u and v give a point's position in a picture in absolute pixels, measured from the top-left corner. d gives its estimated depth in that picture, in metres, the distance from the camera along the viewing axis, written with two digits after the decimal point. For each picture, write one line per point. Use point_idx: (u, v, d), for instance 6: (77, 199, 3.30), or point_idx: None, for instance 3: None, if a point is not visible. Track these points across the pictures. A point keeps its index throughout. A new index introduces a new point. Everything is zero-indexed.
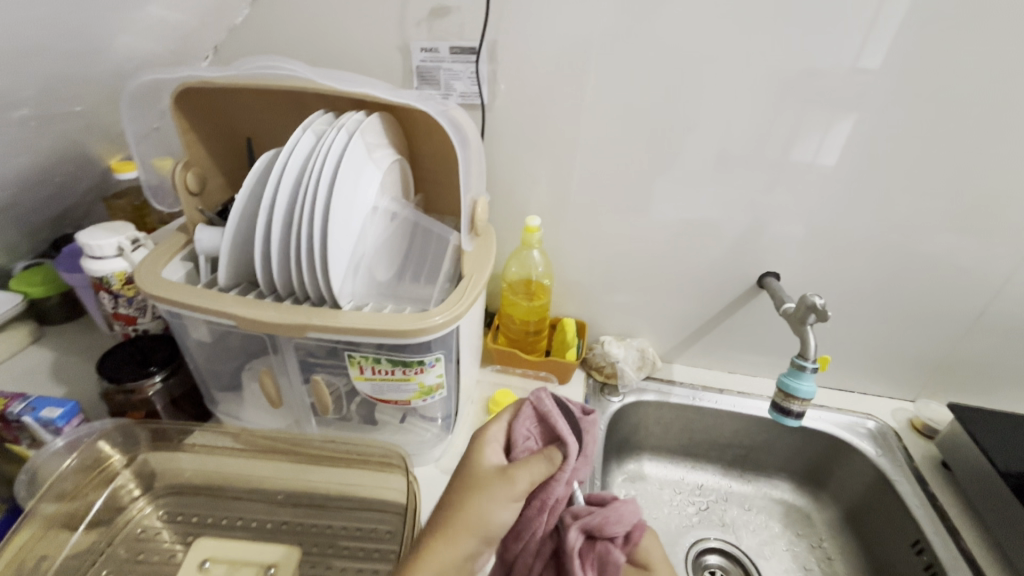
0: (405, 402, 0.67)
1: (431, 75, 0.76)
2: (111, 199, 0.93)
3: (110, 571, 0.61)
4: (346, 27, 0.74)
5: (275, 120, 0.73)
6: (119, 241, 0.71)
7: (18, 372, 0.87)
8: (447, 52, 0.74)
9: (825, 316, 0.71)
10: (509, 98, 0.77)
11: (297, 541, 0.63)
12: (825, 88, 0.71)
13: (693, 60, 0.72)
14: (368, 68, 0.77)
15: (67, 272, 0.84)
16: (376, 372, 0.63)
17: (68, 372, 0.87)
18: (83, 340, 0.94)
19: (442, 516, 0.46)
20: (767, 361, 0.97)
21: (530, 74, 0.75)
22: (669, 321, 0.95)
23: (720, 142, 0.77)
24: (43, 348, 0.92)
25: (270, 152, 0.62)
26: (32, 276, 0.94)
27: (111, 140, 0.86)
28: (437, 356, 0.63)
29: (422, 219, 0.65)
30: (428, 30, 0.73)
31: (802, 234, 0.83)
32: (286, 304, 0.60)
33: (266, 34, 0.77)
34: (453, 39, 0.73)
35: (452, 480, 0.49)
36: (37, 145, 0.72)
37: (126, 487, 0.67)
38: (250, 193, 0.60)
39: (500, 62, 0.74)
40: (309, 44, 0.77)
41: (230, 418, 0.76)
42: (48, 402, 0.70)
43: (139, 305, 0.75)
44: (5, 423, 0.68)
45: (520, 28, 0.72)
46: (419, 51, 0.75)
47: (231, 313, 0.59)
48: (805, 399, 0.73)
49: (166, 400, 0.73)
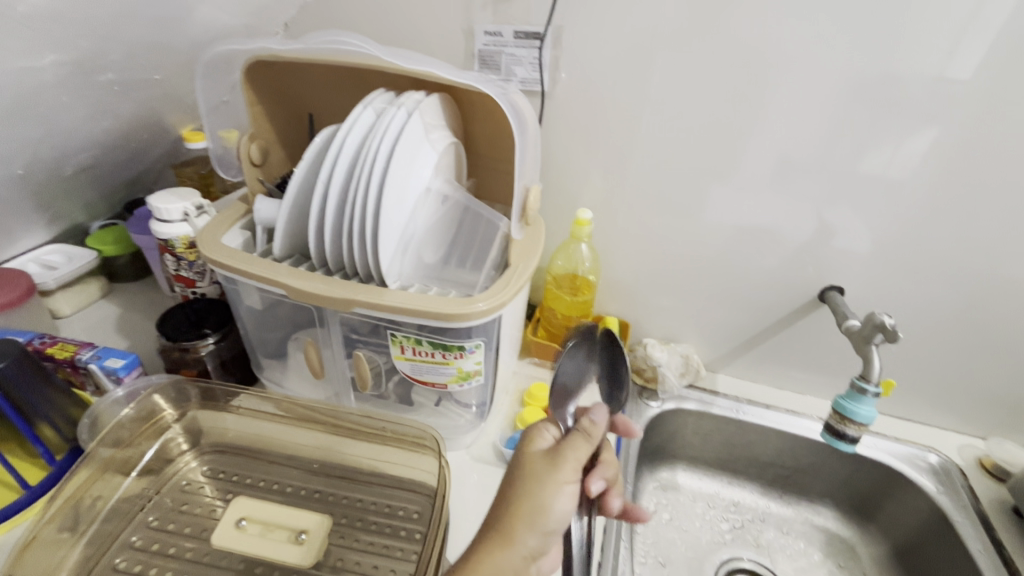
0: (442, 386, 0.66)
1: (493, 59, 0.75)
2: (180, 167, 0.98)
3: (156, 517, 0.63)
4: (413, 9, 0.74)
5: (337, 96, 0.74)
6: (184, 206, 0.74)
7: (88, 323, 0.93)
8: (511, 36, 0.73)
9: (894, 337, 0.66)
10: (570, 87, 0.75)
11: (327, 510, 0.64)
12: (915, 91, 0.65)
13: (767, 57, 0.67)
14: (429, 49, 0.77)
15: (137, 234, 0.89)
16: (416, 354, 0.63)
17: (131, 327, 0.93)
18: (148, 298, 1.00)
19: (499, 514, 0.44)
20: (821, 381, 0.91)
21: (595, 61, 0.73)
22: (717, 329, 0.91)
23: (795, 141, 0.72)
24: (111, 302, 0.99)
25: (330, 129, 0.62)
26: (106, 235, 1.00)
27: (184, 110, 0.90)
28: (478, 343, 0.62)
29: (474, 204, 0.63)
30: (493, 13, 0.72)
31: (872, 249, 0.77)
32: (335, 278, 0.61)
33: (334, 11, 0.78)
34: (518, 24, 0.72)
35: (508, 475, 0.47)
36: (118, 110, 0.76)
37: (175, 441, 0.70)
38: (308, 168, 0.61)
39: (563, 48, 0.72)
40: (377, 24, 0.77)
41: (274, 385, 0.79)
42: (112, 352, 0.76)
43: (199, 269, 0.79)
44: (74, 368, 0.74)
45: (587, 13, 0.70)
46: (483, 34, 0.73)
47: (283, 283, 0.60)
48: (862, 424, 0.68)
49: (216, 362, 0.76)
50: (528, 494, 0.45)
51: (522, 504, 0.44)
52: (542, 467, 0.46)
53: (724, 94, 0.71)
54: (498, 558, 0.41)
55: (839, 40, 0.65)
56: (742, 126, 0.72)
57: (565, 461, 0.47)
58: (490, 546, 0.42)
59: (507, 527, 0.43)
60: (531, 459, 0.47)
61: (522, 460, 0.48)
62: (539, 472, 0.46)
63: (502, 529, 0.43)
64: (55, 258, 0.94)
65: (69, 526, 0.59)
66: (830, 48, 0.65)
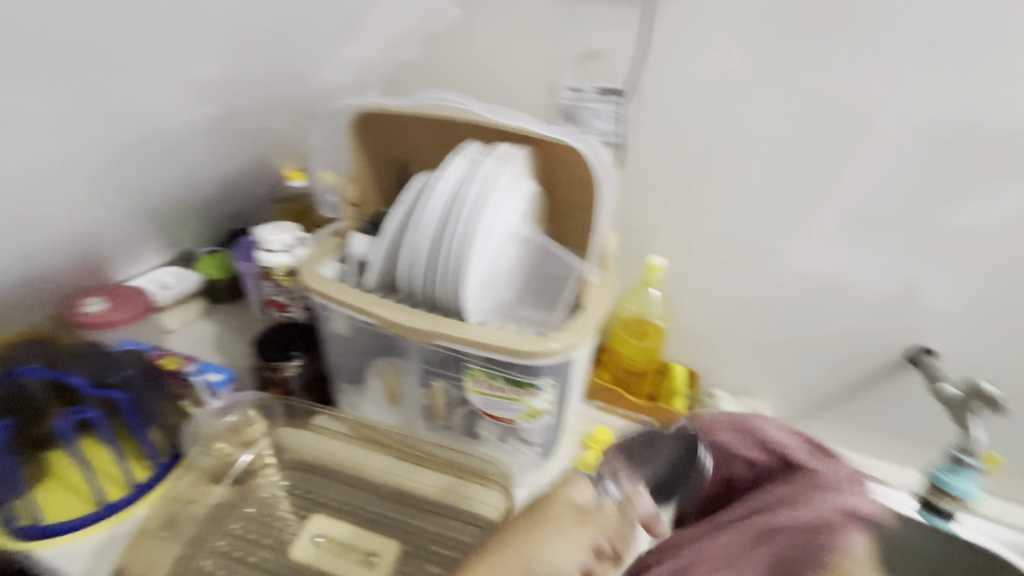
0: (511, 422, 0.68)
1: (573, 113, 0.79)
2: (280, 202, 1.08)
3: (239, 525, 0.68)
4: (503, 66, 0.81)
5: (427, 145, 0.78)
6: (287, 239, 0.83)
7: (189, 339, 1.03)
8: (592, 92, 0.77)
9: (996, 405, 0.62)
10: (647, 140, 0.78)
11: (393, 536, 0.67)
12: (1015, 153, 0.64)
13: (850, 115, 0.68)
14: (514, 104, 0.83)
15: (240, 261, 0.99)
16: (489, 388, 0.65)
17: (225, 345, 1.02)
18: (240, 319, 1.09)
19: (497, 548, 0.46)
20: (908, 449, 0.85)
21: (672, 116, 0.75)
22: (791, 385, 0.87)
23: (880, 198, 0.71)
24: (208, 321, 1.09)
25: (426, 174, 0.68)
26: (210, 260, 1.12)
27: (290, 153, 1.00)
28: (548, 381, 0.64)
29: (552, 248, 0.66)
30: (577, 71, 0.77)
31: (967, 311, 0.73)
32: (419, 311, 0.65)
33: (430, 70, 0.86)
34: (599, 81, 0.76)
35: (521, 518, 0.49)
36: (241, 153, 0.87)
37: (261, 455, 0.75)
38: (404, 208, 0.67)
39: (642, 104, 0.76)
40: (467, 80, 0.84)
41: (348, 408, 0.83)
42: (213, 367, 0.83)
43: (292, 295, 0.86)
44: (179, 379, 0.82)
45: (667, 73, 0.73)
46: (565, 90, 0.78)
47: (374, 313, 0.65)
48: (959, 499, 0.63)
49: (301, 383, 0.82)
50: (529, 540, 0.46)
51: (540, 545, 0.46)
52: (562, 519, 0.48)
53: (806, 150, 0.71)
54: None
55: (935, 101, 0.64)
56: (824, 181, 0.72)
57: (587, 522, 0.49)
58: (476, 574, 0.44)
59: (499, 563, 0.45)
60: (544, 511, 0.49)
61: (541, 503, 0.50)
62: (558, 524, 0.48)
63: (491, 556, 0.46)
64: (168, 278, 1.06)
65: (166, 524, 0.65)
66: (920, 107, 0.65)
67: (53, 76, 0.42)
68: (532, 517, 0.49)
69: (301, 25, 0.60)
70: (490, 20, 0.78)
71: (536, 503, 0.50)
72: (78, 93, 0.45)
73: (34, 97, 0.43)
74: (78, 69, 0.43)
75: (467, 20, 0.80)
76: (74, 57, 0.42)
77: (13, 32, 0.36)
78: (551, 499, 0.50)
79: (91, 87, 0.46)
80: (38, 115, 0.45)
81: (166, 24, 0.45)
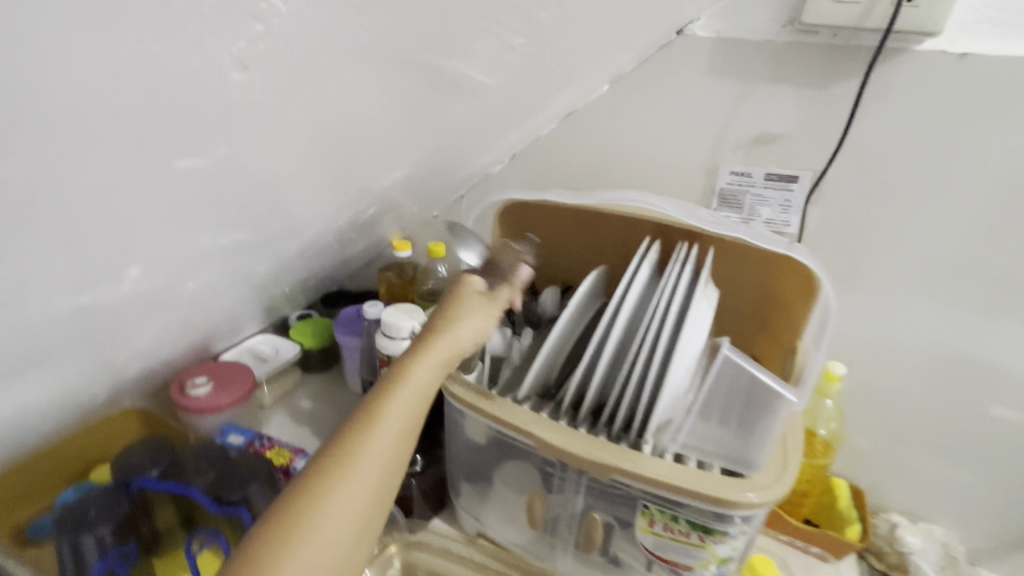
0: (688, 568, 0.57)
1: (735, 198, 0.71)
2: (382, 271, 1.03)
3: None
4: (654, 146, 0.73)
5: (574, 233, 0.71)
6: (412, 325, 0.76)
7: (285, 415, 0.97)
8: (761, 178, 0.69)
9: None
10: (825, 231, 0.68)
11: None
12: None
13: None
14: (664, 185, 0.75)
15: (344, 336, 0.93)
16: (667, 530, 0.56)
17: (323, 424, 0.95)
18: (335, 393, 1.03)
19: (297, 506, 0.36)
20: None
21: (860, 207, 0.66)
22: (988, 515, 0.74)
23: None
24: (303, 393, 1.03)
25: (596, 272, 0.65)
26: (305, 327, 1.06)
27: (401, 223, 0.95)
28: (743, 529, 0.54)
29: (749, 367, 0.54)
30: (744, 155, 0.69)
31: None
32: (588, 434, 0.57)
33: (567, 145, 0.79)
34: (771, 166, 0.68)
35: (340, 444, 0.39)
36: (366, 237, 0.82)
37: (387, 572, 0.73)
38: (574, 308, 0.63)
39: (824, 193, 0.67)
40: (609, 158, 0.77)
41: (469, 517, 0.74)
42: None
43: None
44: (287, 476, 0.76)
45: (860, 161, 0.64)
46: (729, 173, 0.70)
47: (535, 434, 0.57)
48: None
49: (420, 490, 0.75)
50: (328, 492, 0.37)
51: (340, 487, 0.37)
52: (375, 440, 0.39)
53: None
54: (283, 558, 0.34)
55: None
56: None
57: (381, 436, 0.39)
58: (288, 530, 0.35)
59: (291, 535, 0.35)
60: (447, 330, 0.46)
61: (366, 434, 0.39)
62: (342, 459, 0.38)
63: (317, 488, 0.37)
64: (265, 349, 1.01)
65: None
66: None
67: (248, 198, 0.36)
68: (317, 487, 0.37)
69: (484, 130, 0.54)
70: (644, 98, 0.71)
71: (345, 439, 0.39)
72: (265, 210, 0.40)
73: (223, 222, 0.37)
74: (275, 194, 0.38)
75: (616, 97, 0.73)
76: (277, 180, 0.36)
77: (228, 160, 0.31)
78: (376, 420, 0.40)
79: (278, 204, 0.40)
80: (225, 240, 0.40)
81: (370, 137, 0.39)
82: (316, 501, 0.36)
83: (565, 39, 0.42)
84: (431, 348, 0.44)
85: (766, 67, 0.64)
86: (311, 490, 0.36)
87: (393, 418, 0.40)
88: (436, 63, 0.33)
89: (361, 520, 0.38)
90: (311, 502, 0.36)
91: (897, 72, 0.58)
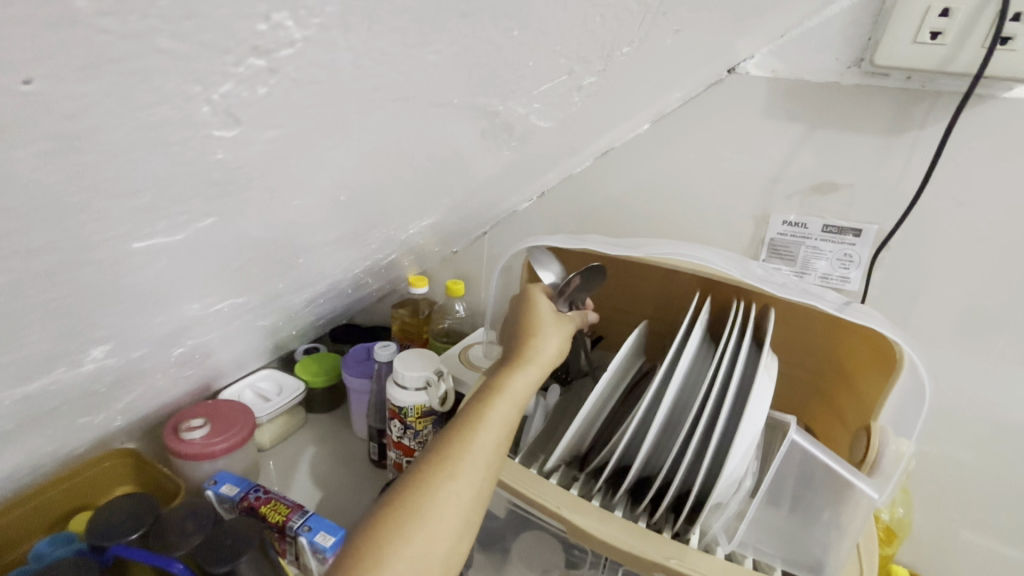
0: None
1: (788, 250, 0.64)
2: (396, 308, 0.97)
3: None
4: (698, 190, 0.67)
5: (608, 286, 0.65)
6: (427, 375, 0.70)
7: (285, 460, 0.91)
8: (818, 230, 0.62)
9: None
10: (890, 292, 0.61)
11: None
12: None
13: None
14: (708, 231, 0.69)
15: (351, 378, 0.86)
16: None
17: (325, 473, 0.88)
18: (339, 436, 0.96)
19: (402, 499, 0.37)
20: None
21: (934, 267, 0.59)
22: None
23: None
24: (305, 436, 0.96)
25: (636, 329, 0.58)
26: (311, 364, 1.00)
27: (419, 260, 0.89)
28: None
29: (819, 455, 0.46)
30: (800, 204, 0.63)
31: None
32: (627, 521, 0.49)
33: (601, 187, 0.74)
34: (830, 217, 0.61)
35: (440, 444, 0.40)
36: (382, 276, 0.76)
37: None
38: (612, 369, 0.56)
39: (891, 251, 0.60)
40: (647, 200, 0.71)
41: None
42: (322, 522, 0.69)
43: (422, 440, 0.72)
44: (283, 535, 0.69)
45: (935, 218, 0.57)
46: (782, 224, 0.64)
47: (567, 518, 0.49)
48: None
49: None
50: (431, 487, 0.38)
51: (441, 486, 0.38)
52: (475, 442, 0.40)
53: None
54: (381, 549, 0.35)
55: None
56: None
57: (477, 446, 0.40)
58: (389, 522, 0.36)
59: (391, 526, 0.36)
60: (534, 345, 0.47)
61: (466, 433, 0.41)
62: (445, 458, 0.39)
63: (422, 481, 0.38)
64: (268, 386, 0.95)
65: None
66: None
67: (253, 252, 0.31)
68: (423, 478, 0.38)
69: (523, 174, 0.49)
70: (689, 138, 0.66)
71: (446, 440, 0.40)
72: (270, 262, 0.34)
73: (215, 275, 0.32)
74: (289, 246, 0.32)
75: (658, 137, 0.68)
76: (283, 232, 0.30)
77: (236, 224, 0.25)
78: (474, 425, 0.41)
79: (289, 255, 0.35)
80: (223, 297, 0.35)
81: (400, 187, 0.33)
82: (426, 497, 0.37)
83: (628, 80, 0.37)
84: (523, 363, 0.46)
85: (831, 111, 0.58)
86: (421, 486, 0.38)
87: (493, 424, 0.41)
88: (490, 106, 0.27)
89: (458, 522, 0.37)
90: (415, 495, 0.37)
91: (990, 122, 0.52)
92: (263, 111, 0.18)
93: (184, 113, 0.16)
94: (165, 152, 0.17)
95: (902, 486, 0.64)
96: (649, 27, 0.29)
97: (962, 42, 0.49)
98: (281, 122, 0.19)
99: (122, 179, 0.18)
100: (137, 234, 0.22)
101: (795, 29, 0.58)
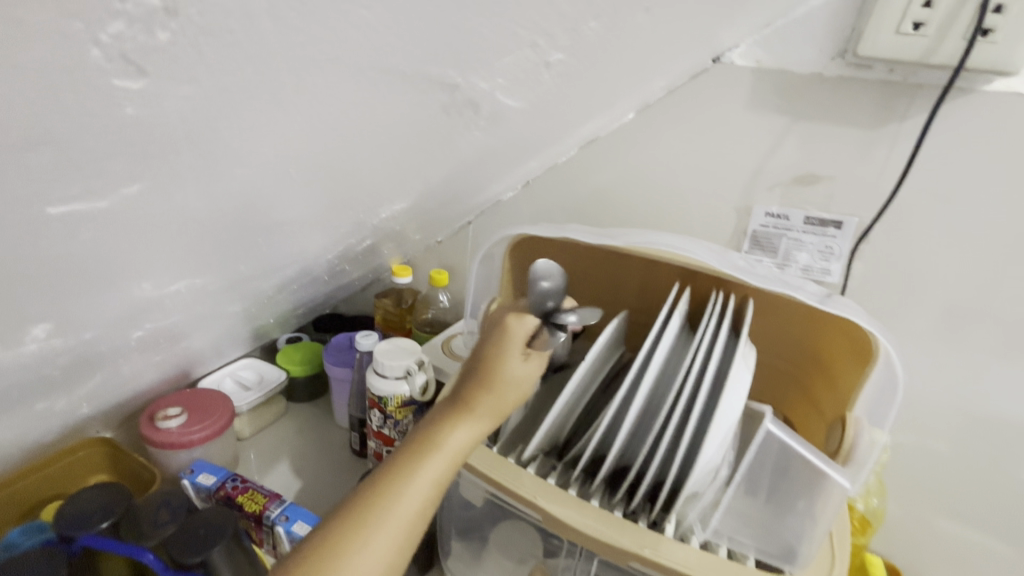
0: None
1: (770, 242, 0.64)
2: (379, 297, 0.95)
3: None
4: (681, 180, 0.67)
5: (589, 276, 0.65)
6: (408, 364, 0.69)
7: (266, 449, 0.90)
8: (800, 222, 0.62)
9: None
10: (869, 284, 0.62)
11: None
12: None
13: None
14: (691, 222, 0.68)
15: (333, 367, 0.86)
16: None
17: (306, 463, 0.88)
18: (321, 426, 0.95)
19: (332, 535, 0.35)
20: None
21: (912, 259, 0.59)
22: None
23: None
24: (287, 425, 0.95)
25: (616, 318, 0.58)
26: (293, 353, 0.99)
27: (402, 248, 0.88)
28: None
29: (793, 442, 0.46)
30: (782, 195, 0.63)
31: None
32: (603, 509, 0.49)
33: (586, 176, 0.73)
34: (812, 209, 0.61)
35: (382, 476, 0.38)
36: (363, 264, 0.75)
37: None
38: (592, 359, 0.56)
39: (871, 243, 0.60)
40: (631, 190, 0.71)
41: None
42: (300, 512, 0.69)
43: (402, 429, 0.71)
44: (259, 525, 0.68)
45: (913, 210, 0.57)
46: (764, 215, 0.64)
47: (544, 508, 0.49)
48: None
49: None
50: (366, 524, 0.35)
51: (375, 524, 0.36)
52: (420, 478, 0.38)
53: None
54: None
55: None
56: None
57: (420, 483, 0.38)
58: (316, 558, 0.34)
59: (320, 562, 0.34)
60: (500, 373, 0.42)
61: (411, 467, 0.38)
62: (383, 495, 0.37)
63: (355, 517, 0.36)
64: (249, 376, 0.94)
65: None
66: None
67: (203, 215, 0.30)
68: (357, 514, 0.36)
69: (500, 160, 0.48)
70: (673, 128, 0.65)
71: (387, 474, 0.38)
72: (229, 230, 0.33)
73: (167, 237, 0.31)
74: (252, 225, 0.32)
75: (642, 126, 0.67)
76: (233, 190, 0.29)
77: (188, 194, 0.24)
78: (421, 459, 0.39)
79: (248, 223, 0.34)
80: (182, 268, 0.34)
81: (367, 167, 0.33)
82: (359, 536, 0.35)
83: (602, 61, 0.36)
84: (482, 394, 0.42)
85: (813, 102, 0.58)
86: (353, 523, 0.35)
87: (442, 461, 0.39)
88: (454, 81, 0.27)
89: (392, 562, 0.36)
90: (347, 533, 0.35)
91: (967, 114, 0.52)
92: (166, 56, 0.18)
93: (87, 27, 0.16)
94: (71, 80, 0.17)
95: (878, 476, 0.64)
96: (618, 4, 0.28)
97: (944, 33, 0.49)
98: (186, 59, 0.19)
99: (39, 111, 0.17)
100: (59, 195, 0.21)
101: (778, 19, 0.57)
